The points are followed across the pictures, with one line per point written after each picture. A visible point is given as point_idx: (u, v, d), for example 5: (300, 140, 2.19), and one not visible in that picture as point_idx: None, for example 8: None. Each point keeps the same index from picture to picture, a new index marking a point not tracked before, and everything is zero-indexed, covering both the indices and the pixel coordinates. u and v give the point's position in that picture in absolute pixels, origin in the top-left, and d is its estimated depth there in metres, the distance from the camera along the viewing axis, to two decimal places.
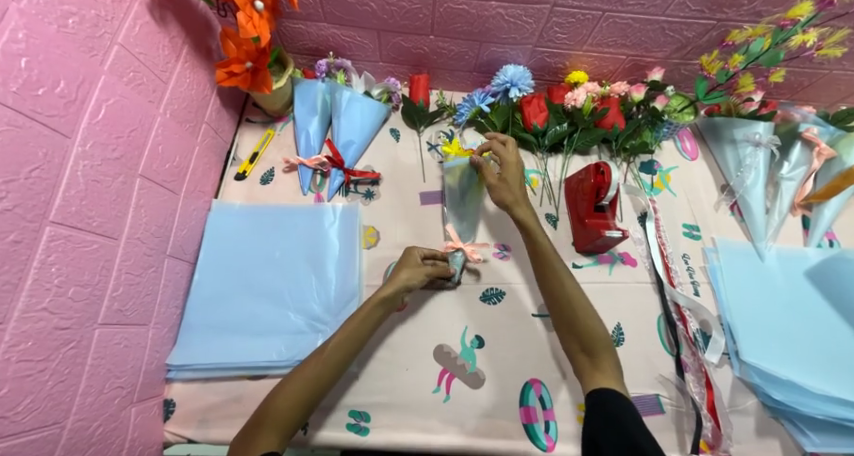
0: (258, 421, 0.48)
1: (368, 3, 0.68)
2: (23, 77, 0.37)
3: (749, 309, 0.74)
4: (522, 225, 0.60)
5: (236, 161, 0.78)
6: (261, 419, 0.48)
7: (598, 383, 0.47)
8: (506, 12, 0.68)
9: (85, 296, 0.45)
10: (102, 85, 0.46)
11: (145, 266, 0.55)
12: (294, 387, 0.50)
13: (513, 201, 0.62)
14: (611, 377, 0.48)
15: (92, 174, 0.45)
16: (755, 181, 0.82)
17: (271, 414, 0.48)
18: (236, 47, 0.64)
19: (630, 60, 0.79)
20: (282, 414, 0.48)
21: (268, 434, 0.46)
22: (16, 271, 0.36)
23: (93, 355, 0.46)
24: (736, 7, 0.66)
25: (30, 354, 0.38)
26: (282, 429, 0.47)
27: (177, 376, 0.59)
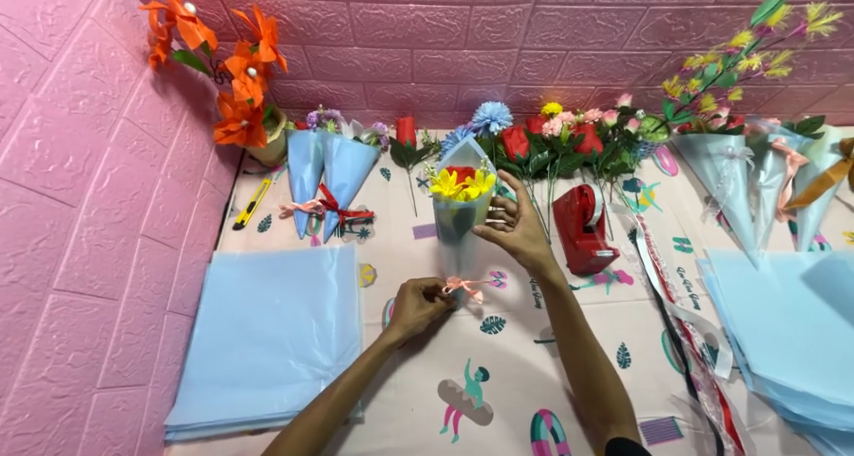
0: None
1: (352, 59, 0.74)
2: (35, 157, 0.40)
3: (753, 320, 0.74)
4: (556, 286, 0.56)
5: (234, 212, 0.81)
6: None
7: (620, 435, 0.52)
8: (478, 58, 0.74)
9: (85, 361, 0.45)
10: (107, 156, 0.50)
11: (145, 324, 0.56)
12: (299, 433, 0.50)
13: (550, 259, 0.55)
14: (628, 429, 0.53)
15: (96, 238, 0.47)
16: (736, 191, 0.84)
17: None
18: (232, 109, 0.68)
19: (599, 89, 0.84)
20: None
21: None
22: (18, 343, 0.37)
23: (90, 421, 0.45)
24: (687, 38, 0.72)
25: (27, 426, 0.38)
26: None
27: (176, 437, 0.58)
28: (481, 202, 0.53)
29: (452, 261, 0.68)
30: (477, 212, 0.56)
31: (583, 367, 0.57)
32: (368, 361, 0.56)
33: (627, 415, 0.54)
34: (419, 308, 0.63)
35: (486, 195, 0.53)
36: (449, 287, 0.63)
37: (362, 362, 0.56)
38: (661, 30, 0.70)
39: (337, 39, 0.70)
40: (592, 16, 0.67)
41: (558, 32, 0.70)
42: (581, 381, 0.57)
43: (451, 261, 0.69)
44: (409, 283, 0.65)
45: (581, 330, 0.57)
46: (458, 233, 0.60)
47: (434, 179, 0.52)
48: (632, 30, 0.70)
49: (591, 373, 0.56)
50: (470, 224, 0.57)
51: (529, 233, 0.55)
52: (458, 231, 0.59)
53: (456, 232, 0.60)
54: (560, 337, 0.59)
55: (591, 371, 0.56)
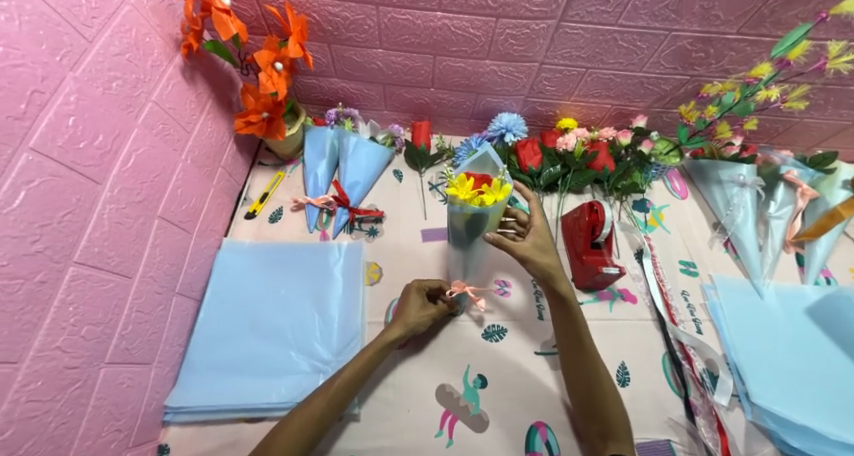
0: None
1: (375, 61, 0.75)
2: (69, 133, 0.41)
3: (755, 349, 0.73)
4: (565, 298, 0.56)
5: (247, 201, 0.82)
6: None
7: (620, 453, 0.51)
8: (499, 69, 0.75)
9: (96, 335, 0.46)
10: (134, 137, 0.51)
11: (154, 304, 0.56)
12: (296, 425, 0.50)
13: (559, 271, 0.55)
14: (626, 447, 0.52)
15: (117, 216, 0.48)
16: (744, 219, 0.84)
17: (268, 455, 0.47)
18: (254, 100, 0.70)
19: (615, 108, 0.85)
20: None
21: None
22: (38, 311, 0.38)
23: (96, 396, 0.46)
24: (706, 65, 0.73)
25: (38, 394, 0.38)
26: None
27: (174, 419, 0.58)
28: (495, 210, 0.54)
29: (459, 266, 0.69)
30: (490, 220, 0.57)
31: (585, 382, 0.57)
32: (369, 357, 0.56)
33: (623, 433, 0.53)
34: (422, 309, 0.64)
35: (501, 203, 0.53)
36: (453, 291, 0.64)
37: (363, 356, 0.56)
38: (682, 55, 0.71)
39: (363, 41, 0.71)
40: (615, 36, 0.68)
41: (579, 50, 0.71)
42: (581, 395, 0.58)
43: (457, 266, 0.69)
44: (414, 283, 0.66)
45: (584, 343, 0.57)
46: (468, 238, 0.60)
47: (451, 182, 0.53)
48: (653, 53, 0.71)
49: (592, 389, 0.56)
50: (481, 230, 0.58)
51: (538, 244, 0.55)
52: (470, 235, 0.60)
53: (466, 237, 0.60)
54: (563, 349, 0.60)
55: (593, 386, 0.56)
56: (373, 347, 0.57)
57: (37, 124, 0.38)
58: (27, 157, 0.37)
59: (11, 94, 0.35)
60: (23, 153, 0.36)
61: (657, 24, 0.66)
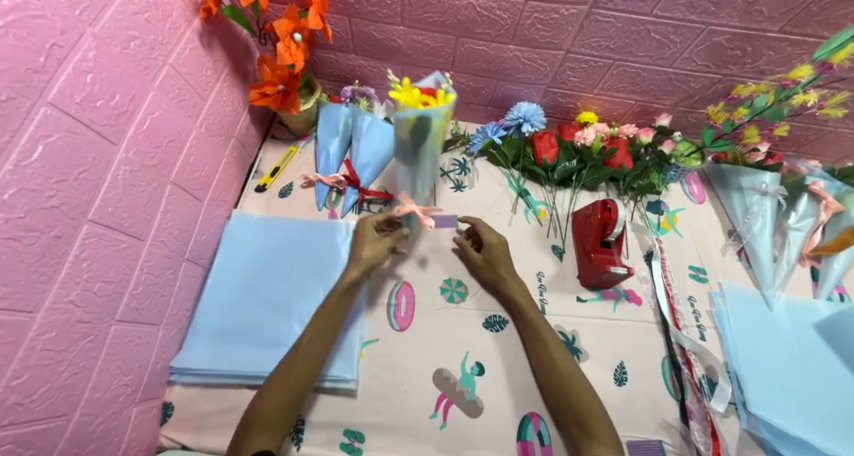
0: (250, 420, 0.51)
1: (396, 39, 0.73)
2: (86, 90, 0.41)
3: (757, 359, 0.73)
4: (513, 300, 0.67)
5: (258, 174, 0.82)
6: (257, 416, 0.51)
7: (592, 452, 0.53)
8: (523, 55, 0.73)
9: (108, 292, 0.47)
10: (150, 100, 0.51)
11: (164, 268, 0.57)
12: (283, 382, 0.54)
13: (510, 276, 0.69)
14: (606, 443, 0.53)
15: (131, 178, 0.49)
16: (762, 228, 0.82)
17: (265, 411, 0.51)
18: (270, 72, 0.69)
19: (639, 105, 0.82)
20: (274, 410, 0.52)
21: (261, 433, 0.50)
22: (53, 264, 0.39)
23: (107, 350, 0.47)
24: (741, 64, 0.70)
25: (52, 344, 0.40)
26: (269, 425, 0.51)
27: (179, 379, 0.60)
28: (438, 116, 0.54)
29: (407, 182, 0.71)
30: (434, 130, 0.57)
31: (547, 375, 0.61)
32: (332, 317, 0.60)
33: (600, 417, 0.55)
34: (375, 242, 0.67)
35: (445, 109, 0.54)
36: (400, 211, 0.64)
37: (320, 313, 0.60)
38: (716, 52, 0.68)
39: (385, 17, 0.69)
40: (647, 28, 0.65)
41: (608, 40, 0.68)
42: (549, 390, 0.60)
43: (405, 182, 0.72)
44: (366, 220, 0.69)
45: (546, 340, 0.63)
46: (412, 151, 0.61)
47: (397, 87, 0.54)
48: (685, 48, 0.68)
49: (553, 382, 0.60)
50: (424, 142, 0.59)
51: (490, 255, 0.70)
52: (414, 147, 0.60)
53: (411, 149, 0.61)
54: (528, 344, 0.65)
55: (553, 379, 0.60)
56: (328, 302, 0.61)
57: (55, 79, 0.38)
58: (45, 111, 0.37)
59: (30, 47, 0.35)
60: (41, 107, 0.36)
61: (694, 16, 0.63)
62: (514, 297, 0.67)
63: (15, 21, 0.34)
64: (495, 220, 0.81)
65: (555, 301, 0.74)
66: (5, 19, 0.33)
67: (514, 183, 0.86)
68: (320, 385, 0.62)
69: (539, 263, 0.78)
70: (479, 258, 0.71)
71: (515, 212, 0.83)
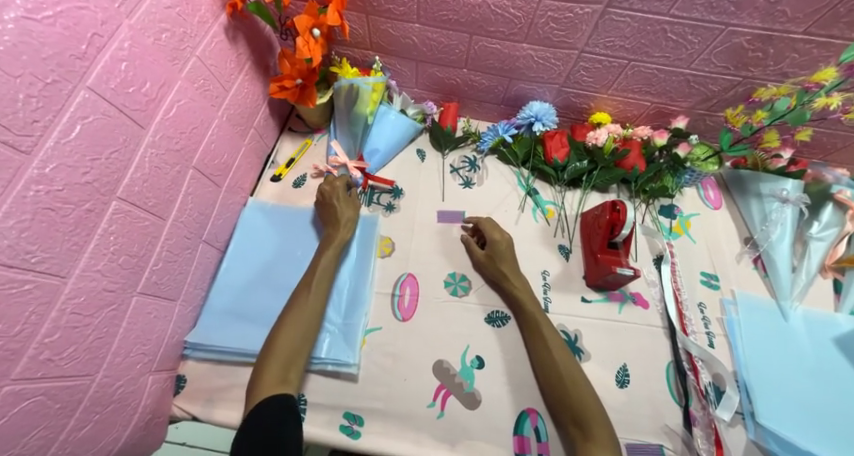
0: (265, 358, 0.56)
1: (410, 36, 0.75)
2: (121, 76, 0.44)
3: (768, 370, 0.71)
4: (515, 297, 0.68)
5: (274, 164, 0.85)
6: (275, 352, 0.56)
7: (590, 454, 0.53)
8: (537, 54, 0.73)
9: (131, 266, 0.50)
10: (177, 88, 0.54)
11: (183, 248, 0.61)
12: (297, 326, 0.59)
13: (514, 275, 0.70)
14: (604, 447, 0.53)
15: (156, 161, 0.52)
16: (780, 236, 0.80)
17: (280, 349, 0.56)
18: (290, 66, 0.71)
19: (655, 107, 0.81)
20: (287, 348, 0.57)
21: (275, 366, 0.55)
22: (84, 235, 0.43)
23: (127, 320, 0.51)
24: (763, 66, 0.68)
25: (80, 309, 0.43)
26: (284, 363, 0.56)
27: (192, 354, 0.64)
28: (363, 86, 0.77)
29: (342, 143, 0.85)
30: (361, 97, 0.78)
31: (547, 379, 0.61)
32: (323, 268, 0.65)
33: (599, 418, 0.56)
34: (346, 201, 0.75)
35: (370, 83, 0.77)
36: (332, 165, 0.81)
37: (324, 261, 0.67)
38: (736, 54, 0.67)
39: (401, 14, 0.71)
40: (664, 28, 0.65)
41: (623, 40, 0.68)
42: (549, 391, 0.60)
43: (343, 144, 0.85)
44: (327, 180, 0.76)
45: (548, 341, 0.63)
46: (346, 114, 0.81)
47: (340, 68, 0.80)
48: (704, 49, 0.67)
49: (553, 384, 0.60)
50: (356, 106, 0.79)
51: (494, 251, 0.71)
52: (348, 111, 0.81)
53: (345, 113, 0.81)
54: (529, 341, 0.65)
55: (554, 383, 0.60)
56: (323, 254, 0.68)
57: (94, 65, 0.41)
58: (84, 95, 0.40)
59: (75, 35, 0.38)
60: (81, 90, 0.40)
61: (713, 16, 0.62)
62: (517, 293, 0.68)
63: (63, 12, 0.37)
64: (502, 218, 0.82)
65: (559, 300, 0.75)
66: (54, 10, 0.36)
67: (523, 181, 0.87)
68: (322, 365, 0.64)
69: (544, 261, 0.78)
70: (482, 254, 0.73)
71: (522, 211, 0.83)
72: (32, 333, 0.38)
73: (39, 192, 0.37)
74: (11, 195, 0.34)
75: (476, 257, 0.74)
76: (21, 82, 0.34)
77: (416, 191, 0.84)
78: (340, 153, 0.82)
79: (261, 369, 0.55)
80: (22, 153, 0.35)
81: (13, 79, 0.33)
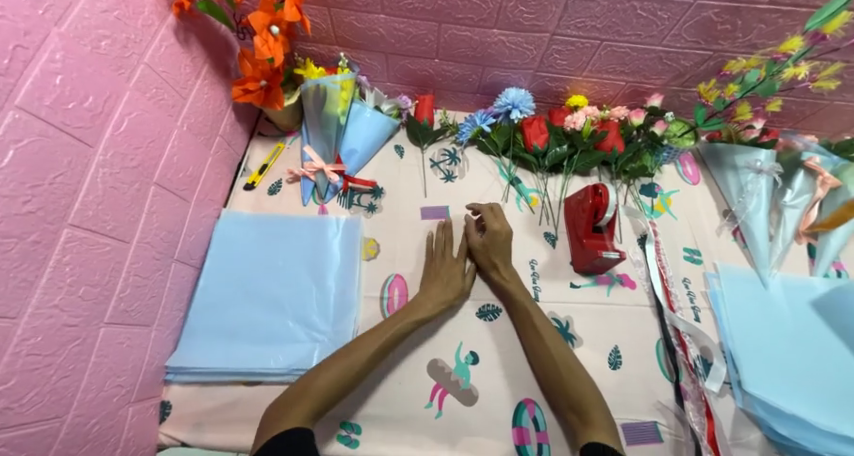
0: (306, 388, 0.52)
1: (377, 28, 0.72)
2: (56, 92, 0.40)
3: (751, 338, 0.73)
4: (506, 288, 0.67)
5: (246, 172, 0.81)
6: (308, 391, 0.52)
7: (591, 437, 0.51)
8: (508, 39, 0.71)
9: (94, 296, 0.47)
10: (126, 99, 0.50)
11: (153, 269, 0.58)
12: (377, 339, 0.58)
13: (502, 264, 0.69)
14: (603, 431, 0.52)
15: (111, 181, 0.48)
16: (756, 207, 0.81)
17: (355, 355, 0.56)
18: (252, 67, 0.67)
19: (630, 86, 0.81)
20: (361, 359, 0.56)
21: (302, 408, 0.50)
22: (33, 270, 0.39)
23: (96, 353, 0.48)
24: (732, 39, 0.68)
25: (38, 348, 0.40)
26: (347, 374, 0.54)
27: (175, 379, 0.61)
28: (331, 84, 0.74)
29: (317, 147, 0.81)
30: (331, 96, 0.75)
31: (546, 368, 0.60)
32: (397, 328, 0.60)
33: (597, 406, 0.55)
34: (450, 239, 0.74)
35: (338, 79, 0.74)
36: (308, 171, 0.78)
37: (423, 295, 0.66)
38: (705, 27, 0.66)
39: (364, 5, 0.68)
40: (634, 5, 0.63)
41: (594, 20, 0.66)
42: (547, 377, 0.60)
43: (318, 148, 0.81)
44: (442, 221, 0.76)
45: (540, 330, 0.63)
46: (317, 115, 0.78)
47: (305, 68, 0.76)
48: (675, 25, 0.66)
49: (550, 374, 0.60)
50: (326, 106, 0.76)
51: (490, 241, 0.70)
52: (318, 112, 0.77)
53: (317, 115, 0.78)
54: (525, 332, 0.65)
55: (551, 374, 0.59)
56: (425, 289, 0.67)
57: (22, 82, 0.37)
58: (13, 115, 0.36)
59: None
60: (9, 111, 0.36)
61: None
62: (508, 290, 0.67)
63: None
64: None
65: (549, 288, 0.74)
66: None
67: (504, 171, 0.86)
68: None
69: (531, 250, 0.78)
70: (477, 240, 0.72)
71: (507, 201, 0.82)
72: None
73: None
74: None
75: (472, 243, 0.72)
76: None
77: (397, 188, 0.81)
78: (316, 158, 0.78)
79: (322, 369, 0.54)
80: None
81: None
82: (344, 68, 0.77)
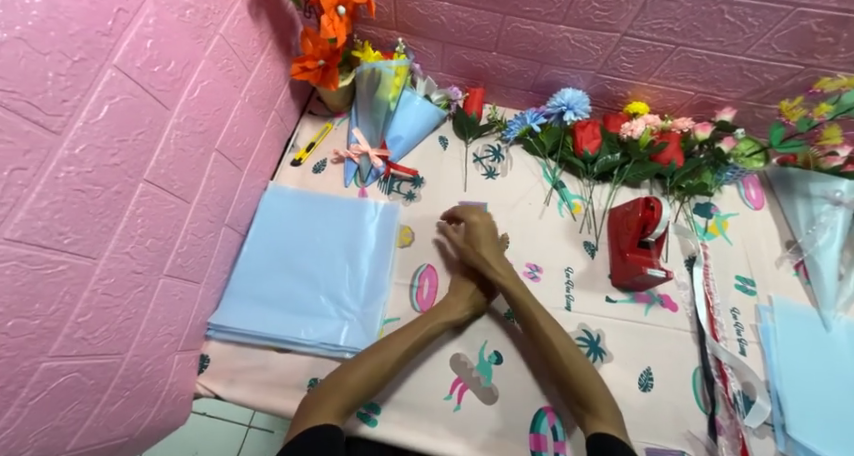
0: (339, 380, 0.53)
1: (439, 16, 0.71)
2: (147, 55, 0.43)
3: (804, 381, 0.67)
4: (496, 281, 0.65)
5: (294, 148, 0.84)
6: (343, 383, 0.53)
7: (598, 430, 0.51)
8: (574, 37, 0.69)
9: (158, 248, 0.51)
10: (201, 68, 0.53)
11: (206, 231, 0.61)
12: (408, 335, 0.59)
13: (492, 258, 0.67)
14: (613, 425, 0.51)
15: (181, 143, 0.52)
16: (828, 241, 0.74)
17: (390, 350, 0.57)
18: (313, 45, 0.69)
19: (698, 97, 0.75)
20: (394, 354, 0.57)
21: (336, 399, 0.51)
22: (114, 217, 0.42)
23: (155, 301, 0.52)
24: (830, 54, 0.62)
25: (111, 289, 0.44)
26: (379, 366, 0.55)
27: (215, 335, 0.65)
28: (386, 70, 0.74)
29: (365, 131, 0.82)
30: (384, 82, 0.76)
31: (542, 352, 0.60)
32: (426, 329, 0.60)
33: (601, 394, 0.54)
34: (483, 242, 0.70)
35: (393, 65, 0.74)
36: (354, 153, 0.80)
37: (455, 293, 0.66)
38: (800, 39, 0.60)
39: None
40: (721, 9, 0.59)
41: (673, 22, 0.62)
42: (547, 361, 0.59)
43: (366, 131, 0.83)
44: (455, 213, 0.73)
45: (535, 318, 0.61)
46: (369, 99, 0.79)
47: (363, 51, 0.78)
48: (764, 33, 0.61)
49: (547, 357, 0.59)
50: (378, 91, 0.77)
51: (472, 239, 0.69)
52: (370, 96, 0.78)
53: (368, 99, 0.79)
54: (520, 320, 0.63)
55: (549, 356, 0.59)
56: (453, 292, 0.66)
57: (120, 43, 0.40)
58: (111, 74, 0.39)
59: (100, 11, 0.37)
60: (107, 69, 0.39)
61: None
62: (502, 275, 0.65)
63: None
64: (526, 212, 0.79)
65: (582, 299, 0.72)
66: None
67: (549, 174, 0.83)
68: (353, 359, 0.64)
69: (569, 257, 0.75)
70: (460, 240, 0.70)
71: (548, 205, 0.80)
72: (66, 312, 0.38)
73: (69, 173, 0.36)
74: (44, 176, 0.34)
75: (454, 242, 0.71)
76: (50, 60, 0.33)
77: (438, 179, 0.81)
78: (362, 140, 0.80)
79: (356, 361, 0.56)
80: (52, 133, 0.34)
81: (42, 56, 0.32)
82: (400, 54, 0.77)
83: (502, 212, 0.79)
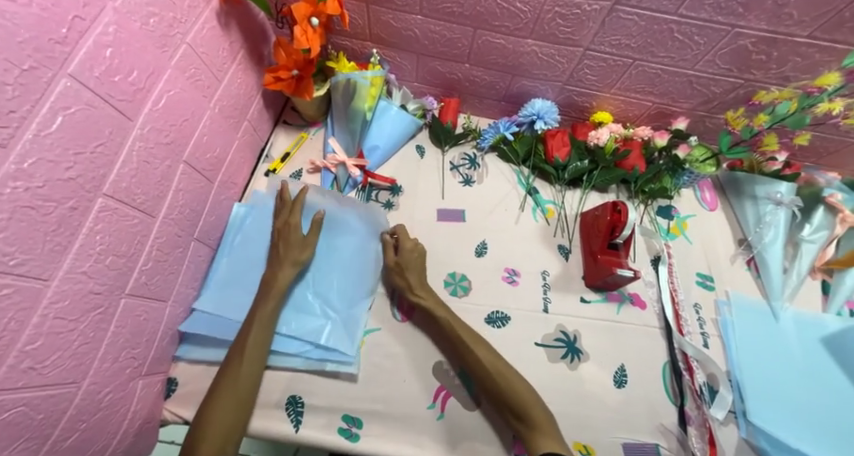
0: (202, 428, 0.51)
1: (413, 28, 0.73)
2: (106, 64, 0.41)
3: (759, 369, 0.72)
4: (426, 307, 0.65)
5: (268, 159, 0.82)
6: (225, 386, 0.55)
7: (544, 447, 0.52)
8: (540, 51, 0.72)
9: (119, 266, 0.48)
10: (167, 77, 0.51)
11: (173, 246, 0.58)
12: (255, 359, 0.57)
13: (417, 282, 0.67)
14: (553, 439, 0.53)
15: (144, 155, 0.49)
16: (773, 238, 0.81)
17: (237, 380, 0.55)
18: (286, 56, 0.69)
19: (655, 107, 0.81)
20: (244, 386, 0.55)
21: (224, 407, 0.53)
22: (68, 235, 0.40)
23: (116, 323, 0.48)
24: (765, 70, 0.68)
25: (64, 313, 0.41)
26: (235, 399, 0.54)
27: (185, 355, 0.62)
28: (362, 81, 0.75)
29: (342, 140, 0.82)
30: (360, 92, 0.76)
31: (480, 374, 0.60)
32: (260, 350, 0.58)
33: (532, 403, 0.56)
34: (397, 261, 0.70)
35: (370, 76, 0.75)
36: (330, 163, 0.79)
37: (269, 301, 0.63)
38: (740, 56, 0.67)
39: (403, 5, 0.69)
40: (671, 28, 0.64)
41: (629, 39, 0.67)
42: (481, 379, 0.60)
43: (342, 141, 0.82)
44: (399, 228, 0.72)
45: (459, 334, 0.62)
46: (344, 108, 0.79)
47: (337, 62, 0.78)
48: (709, 51, 0.67)
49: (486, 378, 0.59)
50: (354, 101, 0.77)
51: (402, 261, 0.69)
52: (346, 106, 0.78)
53: (343, 109, 0.79)
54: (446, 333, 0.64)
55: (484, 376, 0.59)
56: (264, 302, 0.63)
57: (76, 51, 0.38)
58: (65, 83, 0.37)
59: (54, 17, 0.35)
60: (62, 78, 0.37)
61: (720, 17, 0.61)
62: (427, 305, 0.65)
63: None
64: (502, 218, 0.81)
65: (558, 301, 0.74)
66: None
67: (522, 180, 0.86)
68: (333, 371, 0.63)
69: (544, 261, 0.78)
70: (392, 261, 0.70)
71: (522, 211, 0.82)
72: (12, 340, 0.35)
73: (17, 188, 0.34)
74: None
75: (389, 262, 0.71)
76: None
77: (415, 188, 0.82)
78: (338, 150, 0.79)
79: (213, 398, 0.54)
80: None
81: None
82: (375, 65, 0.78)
83: (479, 219, 0.80)
